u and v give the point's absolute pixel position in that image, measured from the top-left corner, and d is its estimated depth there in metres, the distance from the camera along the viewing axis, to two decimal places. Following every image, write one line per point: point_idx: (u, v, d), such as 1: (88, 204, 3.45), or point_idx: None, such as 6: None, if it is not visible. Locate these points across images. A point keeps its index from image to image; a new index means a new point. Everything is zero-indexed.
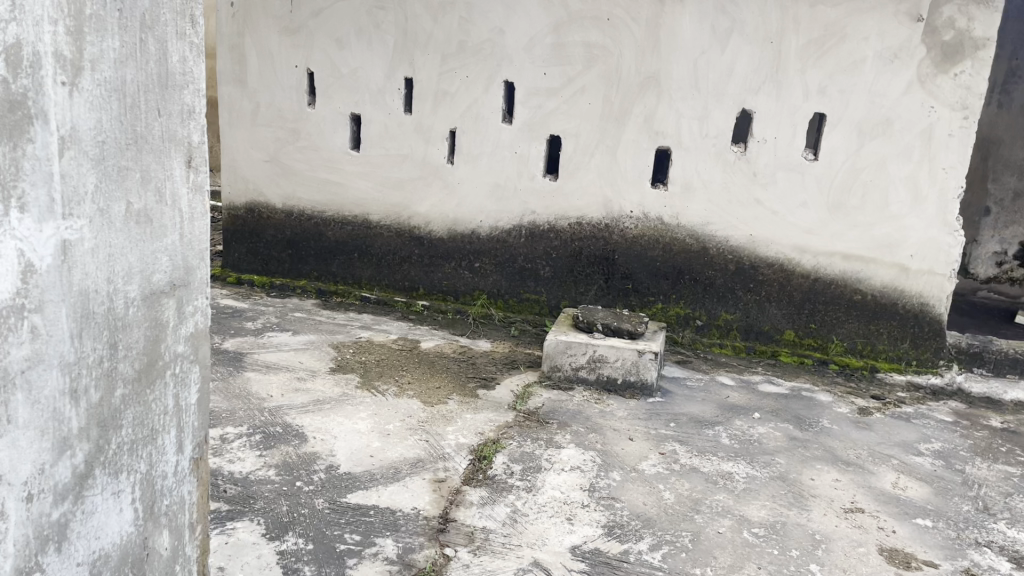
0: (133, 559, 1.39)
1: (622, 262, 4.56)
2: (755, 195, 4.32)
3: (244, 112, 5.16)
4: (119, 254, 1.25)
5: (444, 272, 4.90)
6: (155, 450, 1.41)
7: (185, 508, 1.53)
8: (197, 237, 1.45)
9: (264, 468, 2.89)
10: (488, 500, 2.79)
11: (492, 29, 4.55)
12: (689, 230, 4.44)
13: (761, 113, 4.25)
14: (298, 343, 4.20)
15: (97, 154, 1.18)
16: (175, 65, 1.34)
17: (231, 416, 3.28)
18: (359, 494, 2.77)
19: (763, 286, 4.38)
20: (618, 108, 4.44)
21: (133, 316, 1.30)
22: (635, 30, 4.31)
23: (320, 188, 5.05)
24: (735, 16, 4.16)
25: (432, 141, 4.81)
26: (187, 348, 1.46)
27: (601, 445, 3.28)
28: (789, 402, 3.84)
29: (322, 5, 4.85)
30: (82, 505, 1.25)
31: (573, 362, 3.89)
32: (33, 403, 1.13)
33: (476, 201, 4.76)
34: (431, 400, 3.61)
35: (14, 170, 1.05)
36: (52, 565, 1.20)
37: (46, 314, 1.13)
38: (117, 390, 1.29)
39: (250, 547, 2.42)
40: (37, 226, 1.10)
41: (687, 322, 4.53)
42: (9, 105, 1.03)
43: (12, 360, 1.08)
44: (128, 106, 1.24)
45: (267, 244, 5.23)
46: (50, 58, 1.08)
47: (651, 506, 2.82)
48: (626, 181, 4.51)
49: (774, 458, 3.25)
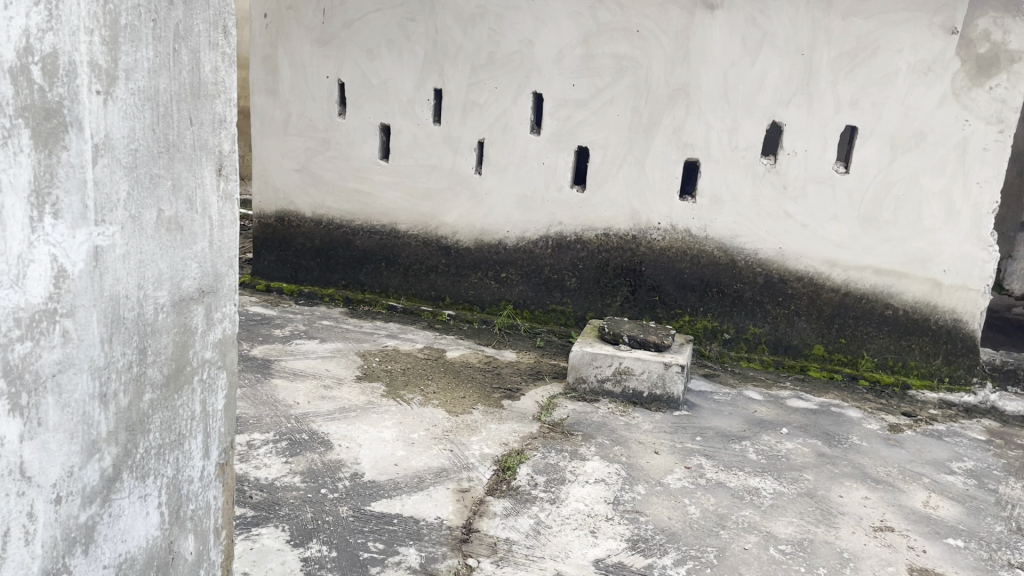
0: (158, 563, 1.40)
1: (648, 274, 4.55)
2: (784, 208, 4.28)
3: (275, 121, 5.21)
4: (149, 260, 1.27)
5: (470, 281, 4.91)
6: (182, 455, 1.42)
7: (211, 513, 1.54)
8: (227, 245, 1.47)
9: (289, 475, 2.90)
10: (512, 511, 2.78)
11: (522, 41, 4.57)
12: (718, 242, 4.41)
13: (792, 126, 4.22)
14: (325, 351, 4.23)
15: (130, 162, 1.20)
16: (208, 75, 1.36)
17: (258, 422, 3.31)
18: (383, 502, 2.77)
19: (792, 299, 4.34)
20: (646, 120, 4.44)
21: (162, 322, 1.32)
22: (665, 42, 4.30)
23: (350, 197, 5.09)
24: (766, 28, 4.14)
25: (460, 151, 4.83)
26: (215, 354, 1.47)
27: (626, 458, 3.25)
28: (818, 418, 3.79)
29: (353, 16, 4.89)
30: (109, 509, 1.26)
31: (598, 374, 3.87)
32: (64, 407, 1.15)
33: (504, 211, 4.78)
34: (456, 409, 3.61)
35: (48, 176, 1.07)
36: (80, 566, 1.22)
37: (78, 319, 1.15)
38: (146, 395, 1.30)
39: (275, 554, 2.43)
40: (70, 232, 1.12)
41: (715, 335, 4.49)
42: (45, 113, 1.06)
43: (44, 364, 1.10)
44: (161, 115, 1.26)
45: (296, 252, 5.27)
46: (86, 67, 1.10)
47: (676, 520, 2.80)
48: (654, 193, 4.49)
49: (802, 474, 3.20)
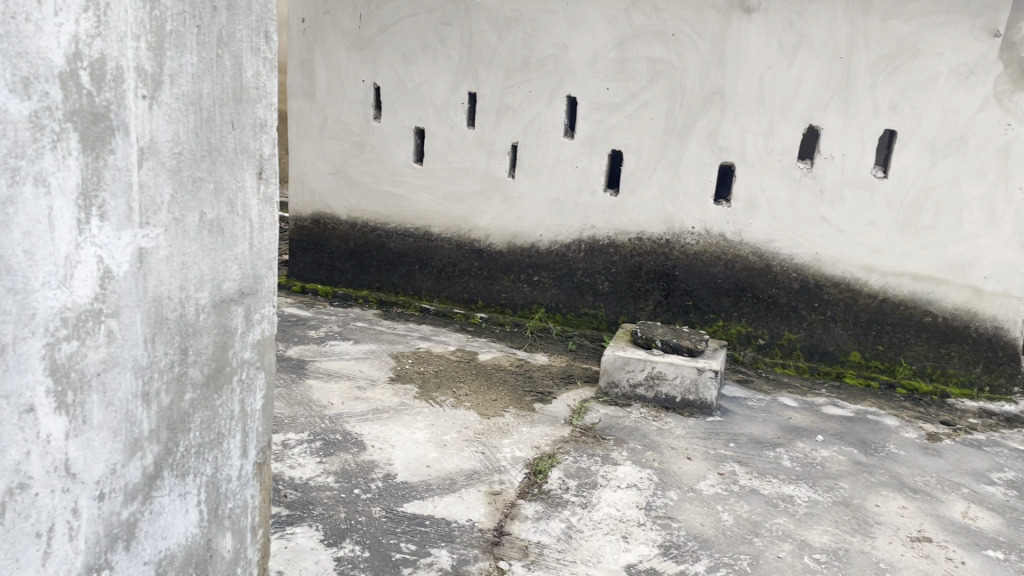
0: (197, 560, 1.43)
1: (682, 279, 4.52)
2: (821, 213, 4.23)
3: (312, 125, 5.26)
4: (191, 262, 1.29)
5: (503, 284, 4.92)
6: (221, 454, 1.44)
7: (248, 512, 1.56)
8: (267, 247, 1.49)
9: (323, 475, 2.93)
10: (543, 514, 2.78)
11: (556, 45, 4.57)
12: (753, 247, 4.37)
13: (829, 130, 4.17)
14: (359, 352, 4.26)
15: (174, 165, 1.23)
16: (250, 80, 1.38)
17: (293, 422, 3.35)
18: (415, 503, 2.79)
19: (828, 305, 4.28)
20: (681, 123, 4.41)
21: (203, 323, 1.34)
22: (700, 45, 4.28)
23: (384, 200, 5.13)
24: (804, 31, 4.10)
25: (494, 154, 4.84)
26: (254, 354, 1.49)
27: (658, 463, 3.23)
28: (855, 425, 3.73)
29: (389, 21, 4.92)
30: (150, 506, 1.29)
31: (631, 379, 3.85)
32: (108, 405, 1.17)
33: (537, 214, 4.78)
34: (488, 412, 3.62)
35: (96, 179, 1.10)
36: (121, 562, 1.24)
37: (122, 320, 1.17)
38: (187, 394, 1.33)
39: (309, 553, 2.45)
40: (116, 234, 1.14)
41: (749, 340, 4.45)
42: (93, 117, 1.08)
43: (88, 363, 1.12)
44: (204, 119, 1.28)
45: (331, 254, 5.31)
46: (132, 72, 1.13)
47: (709, 527, 2.78)
48: (688, 197, 4.46)
49: (838, 483, 3.16)
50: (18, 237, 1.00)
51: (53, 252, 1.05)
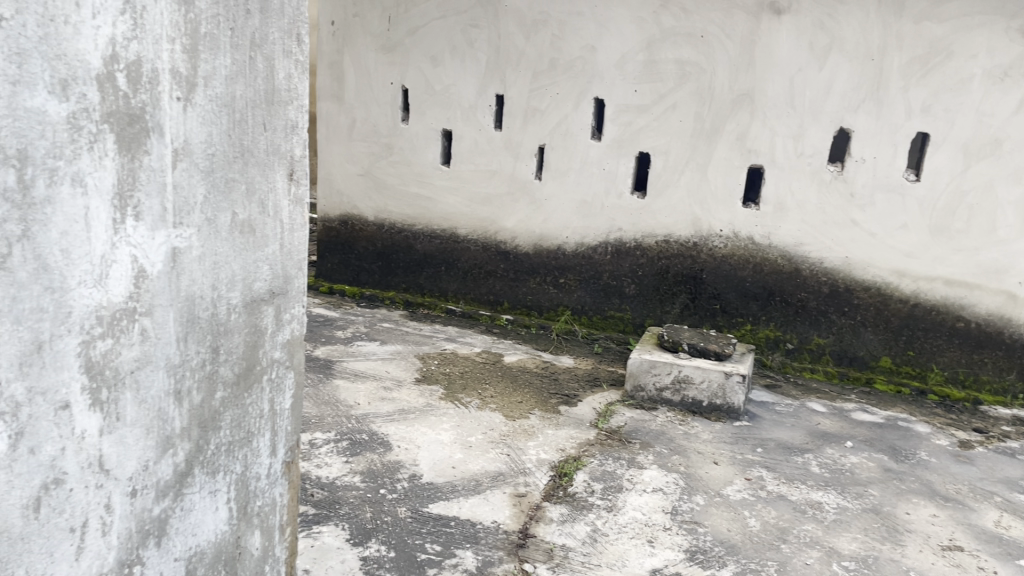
0: (226, 557, 1.44)
1: (709, 282, 4.49)
2: (851, 216, 4.19)
3: (340, 127, 5.29)
4: (223, 262, 1.31)
5: (529, 286, 4.92)
6: (250, 452, 1.46)
7: (276, 510, 1.57)
8: (297, 248, 1.50)
9: (349, 475, 2.95)
10: (568, 517, 2.77)
11: (584, 46, 4.56)
12: (782, 250, 4.33)
13: (860, 133, 4.13)
14: (385, 353, 4.28)
15: (207, 166, 1.24)
16: (281, 82, 1.39)
17: (320, 421, 3.37)
18: (441, 504, 2.79)
19: (858, 309, 4.23)
20: (710, 125, 4.38)
21: (234, 322, 1.35)
22: (730, 47, 4.25)
23: (411, 201, 5.15)
24: (835, 33, 4.05)
25: (521, 156, 4.85)
26: (284, 354, 1.51)
27: (685, 467, 3.21)
28: (885, 432, 3.68)
29: (418, 23, 4.94)
30: (181, 503, 1.30)
31: (657, 382, 3.83)
32: (141, 402, 1.19)
33: (564, 216, 4.78)
34: (513, 414, 3.62)
35: (131, 180, 1.11)
36: (152, 558, 1.26)
37: (155, 318, 1.19)
38: (218, 392, 1.34)
39: (334, 552, 2.46)
40: (150, 234, 1.15)
41: (777, 345, 4.41)
42: (129, 119, 1.10)
43: (123, 361, 1.14)
44: (237, 121, 1.29)
45: (358, 255, 5.34)
46: (167, 74, 1.14)
47: (736, 533, 2.75)
48: (716, 200, 4.43)
49: (867, 490, 3.12)
50: (55, 237, 1.02)
51: (90, 250, 1.07)
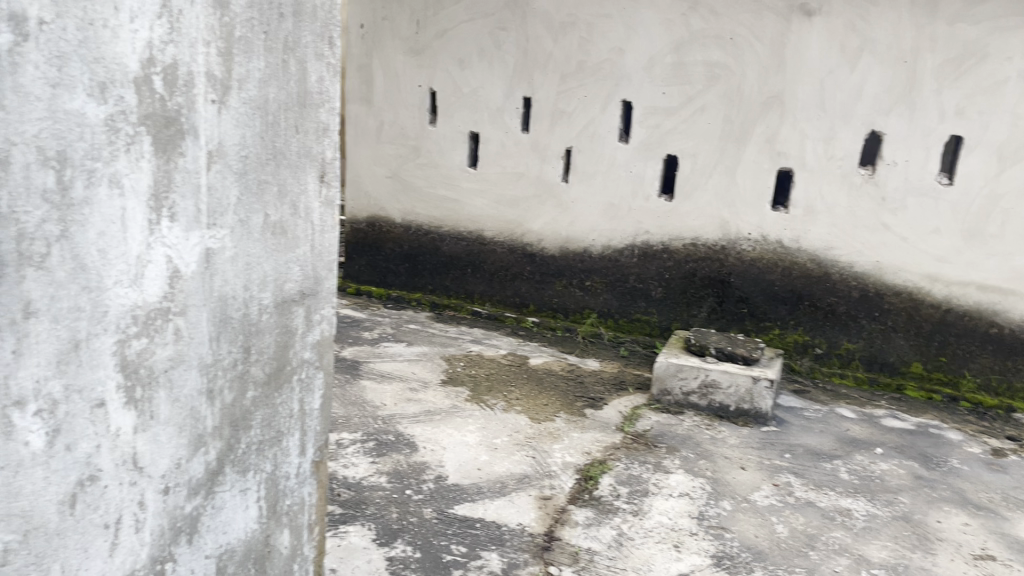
0: (256, 555, 1.46)
1: (737, 285, 4.46)
2: (882, 220, 4.14)
3: (368, 129, 5.31)
4: (255, 263, 1.32)
5: (555, 289, 4.92)
6: (280, 451, 1.47)
7: (305, 509, 1.58)
8: (327, 250, 1.51)
9: (376, 475, 2.96)
10: (594, 521, 2.77)
11: (612, 49, 4.55)
12: (811, 254, 4.29)
13: (892, 136, 4.08)
14: (411, 354, 4.30)
15: (240, 168, 1.26)
16: (313, 84, 1.40)
17: (347, 422, 3.40)
18: (466, 506, 2.80)
19: (888, 314, 4.18)
20: (739, 128, 4.35)
21: (265, 323, 1.37)
22: (759, 49, 4.22)
23: (438, 204, 5.16)
24: (867, 35, 4.01)
25: (548, 159, 4.84)
26: (314, 354, 1.52)
27: (711, 472, 3.19)
28: (915, 439, 3.63)
29: (446, 26, 4.95)
30: (213, 501, 1.32)
31: (684, 387, 3.81)
32: (175, 401, 1.20)
33: (591, 218, 4.77)
34: (539, 416, 3.61)
35: (166, 181, 1.13)
36: (183, 556, 1.28)
37: (189, 318, 1.20)
38: (249, 392, 1.35)
39: (361, 552, 2.48)
40: (185, 235, 1.17)
41: (806, 350, 4.37)
42: (165, 121, 1.11)
43: (157, 359, 1.16)
44: (269, 123, 1.30)
45: (385, 257, 5.36)
46: (203, 77, 1.16)
47: (763, 539, 2.73)
48: (744, 203, 4.40)
49: (897, 497, 3.08)
50: (93, 237, 1.04)
51: (126, 250, 1.08)
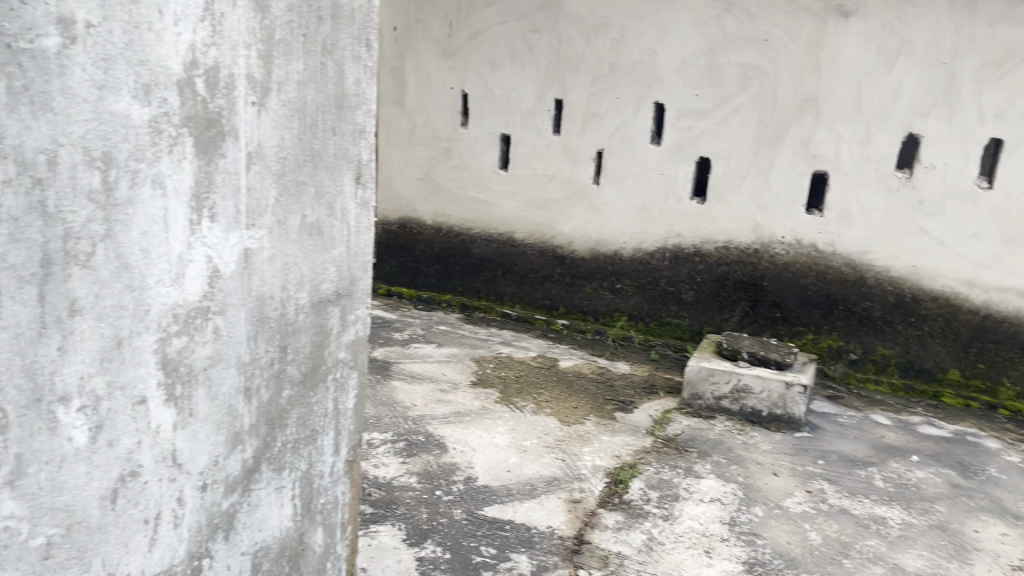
0: (290, 553, 1.47)
1: (770, 289, 4.42)
2: (919, 224, 4.08)
3: (400, 131, 5.33)
4: (293, 263, 1.34)
5: (585, 291, 4.91)
6: (315, 450, 1.48)
7: (339, 508, 1.59)
8: (363, 250, 1.52)
9: (406, 475, 2.97)
10: (624, 525, 2.75)
11: (645, 51, 4.54)
12: (846, 258, 4.24)
13: (930, 139, 4.02)
14: (441, 355, 4.31)
15: (279, 169, 1.27)
16: (351, 86, 1.41)
17: (378, 422, 3.41)
18: (496, 508, 2.80)
19: (925, 320, 4.12)
20: (773, 130, 4.31)
21: (302, 322, 1.38)
22: (795, 51, 4.18)
23: (469, 205, 5.18)
24: (904, 36, 3.96)
25: (579, 161, 4.84)
26: (348, 354, 1.53)
27: (743, 478, 3.16)
28: (952, 447, 3.57)
29: (478, 28, 4.96)
30: (248, 498, 1.34)
31: (715, 391, 3.78)
32: (213, 399, 1.22)
33: (622, 221, 4.75)
34: (569, 419, 3.61)
35: (207, 182, 1.15)
36: (220, 551, 1.30)
37: (228, 317, 1.22)
38: (285, 390, 1.37)
39: (391, 551, 2.49)
40: (225, 235, 1.19)
41: (840, 355, 4.31)
42: (206, 123, 1.13)
43: (197, 358, 1.18)
44: (308, 125, 1.32)
45: (415, 258, 5.38)
46: (243, 80, 1.17)
47: (796, 546, 2.70)
48: (778, 206, 4.36)
49: (934, 506, 3.03)
50: (136, 237, 1.05)
51: (168, 251, 1.10)
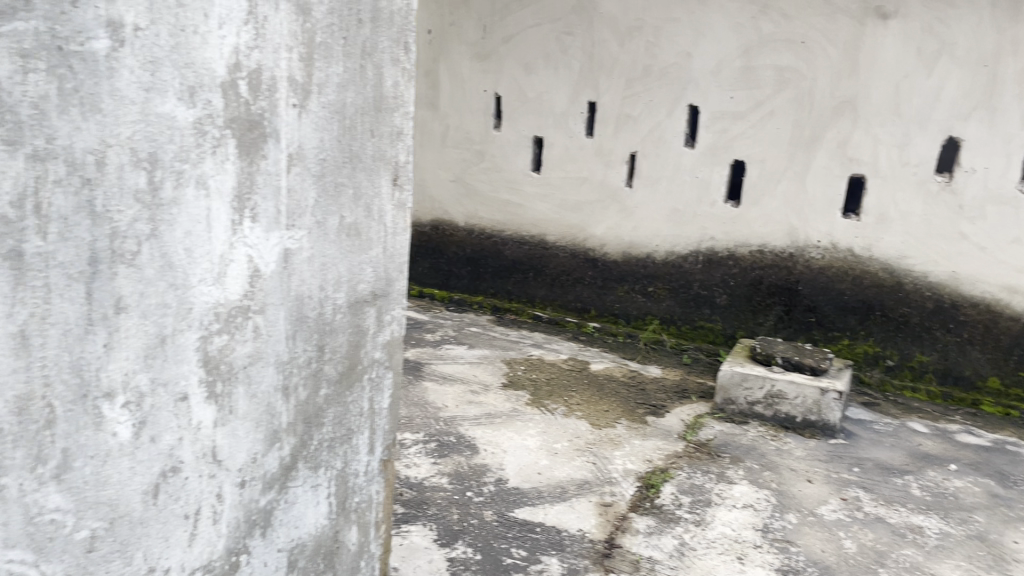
0: (325, 551, 1.49)
1: (805, 294, 4.37)
2: (959, 229, 4.01)
3: (433, 134, 5.35)
4: (331, 263, 1.35)
5: (617, 294, 4.89)
6: (350, 449, 1.49)
7: (373, 507, 1.60)
8: (399, 251, 1.53)
9: (437, 476, 2.99)
10: (655, 529, 2.74)
11: (680, 53, 4.51)
12: (883, 263, 4.18)
13: (971, 142, 3.96)
14: (473, 357, 4.32)
15: (318, 170, 1.29)
16: (389, 89, 1.41)
17: (409, 422, 3.43)
18: (526, 510, 2.80)
19: (964, 327, 4.05)
20: (809, 133, 4.26)
21: (339, 322, 1.40)
22: (832, 53, 4.13)
23: (502, 208, 5.18)
24: (945, 38, 3.90)
25: (612, 164, 4.83)
26: (384, 354, 1.54)
27: (776, 484, 3.13)
28: (992, 456, 3.50)
29: (512, 31, 4.97)
30: (285, 495, 1.36)
31: (749, 396, 3.74)
32: (252, 397, 1.24)
33: (655, 224, 4.73)
34: (600, 422, 3.60)
35: (249, 182, 1.16)
36: (257, 548, 1.32)
37: (267, 316, 1.24)
38: (322, 389, 1.38)
39: (422, 551, 2.50)
40: (265, 235, 1.21)
41: (876, 361, 4.25)
42: (249, 124, 1.15)
43: (237, 356, 1.19)
44: (347, 127, 1.33)
45: (447, 260, 5.40)
46: (285, 82, 1.19)
47: (830, 554, 2.67)
48: (813, 210, 4.31)
49: (972, 515, 2.97)
50: (180, 235, 1.08)
51: (210, 250, 1.12)
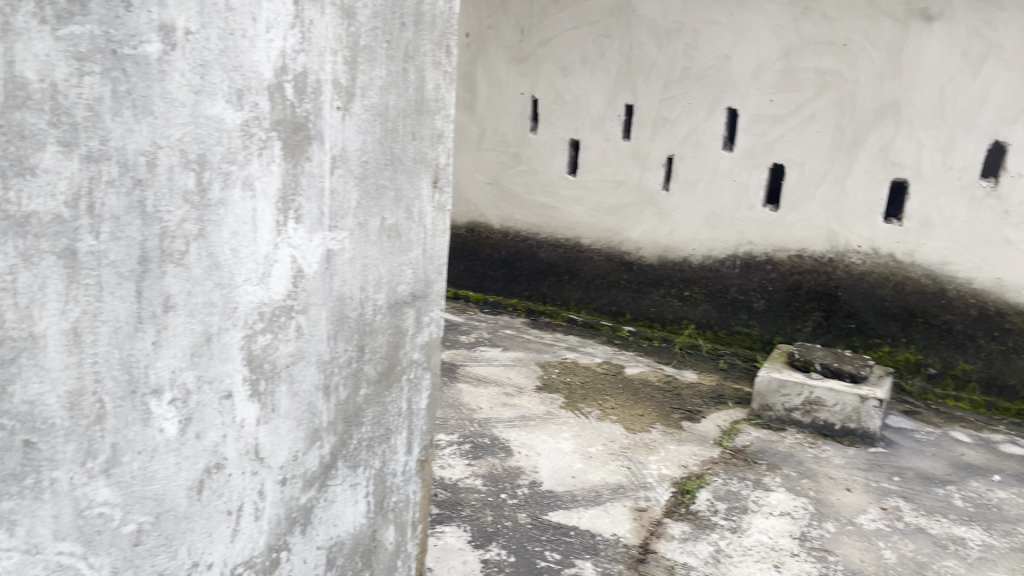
0: (363, 549, 1.50)
1: (845, 300, 4.31)
2: (1005, 235, 3.93)
3: (470, 136, 5.36)
4: (372, 264, 1.37)
5: (652, 298, 4.86)
6: (389, 449, 1.51)
7: (410, 507, 1.61)
8: (438, 253, 1.53)
9: (471, 477, 3.00)
10: (690, 535, 2.72)
11: (719, 56, 4.48)
12: (926, 269, 4.11)
13: (1018, 146, 3.88)
14: (507, 359, 4.33)
15: (361, 172, 1.31)
16: (430, 92, 1.42)
17: (444, 424, 3.45)
18: (560, 513, 2.80)
19: (1010, 335, 3.96)
20: (850, 137, 4.20)
21: (379, 323, 1.41)
22: (875, 55, 4.07)
23: (537, 210, 5.19)
24: (992, 40, 3.83)
25: (649, 167, 4.81)
26: (422, 355, 1.54)
27: (814, 492, 3.09)
28: None
29: (550, 34, 4.97)
30: (325, 494, 1.38)
31: (786, 403, 3.70)
32: (294, 395, 1.26)
33: (692, 228, 4.69)
34: (635, 427, 3.58)
35: (293, 184, 1.19)
36: (297, 544, 1.34)
37: (309, 316, 1.26)
38: (362, 389, 1.40)
39: (456, 553, 2.51)
40: (309, 235, 1.23)
41: (917, 369, 4.18)
42: (293, 127, 1.17)
43: (279, 354, 1.22)
44: (389, 129, 1.34)
45: (483, 262, 5.41)
46: (330, 85, 1.21)
47: (869, 564, 2.63)
48: (854, 214, 4.24)
49: (1017, 528, 2.91)
50: (227, 237, 1.11)
51: (255, 250, 1.15)
